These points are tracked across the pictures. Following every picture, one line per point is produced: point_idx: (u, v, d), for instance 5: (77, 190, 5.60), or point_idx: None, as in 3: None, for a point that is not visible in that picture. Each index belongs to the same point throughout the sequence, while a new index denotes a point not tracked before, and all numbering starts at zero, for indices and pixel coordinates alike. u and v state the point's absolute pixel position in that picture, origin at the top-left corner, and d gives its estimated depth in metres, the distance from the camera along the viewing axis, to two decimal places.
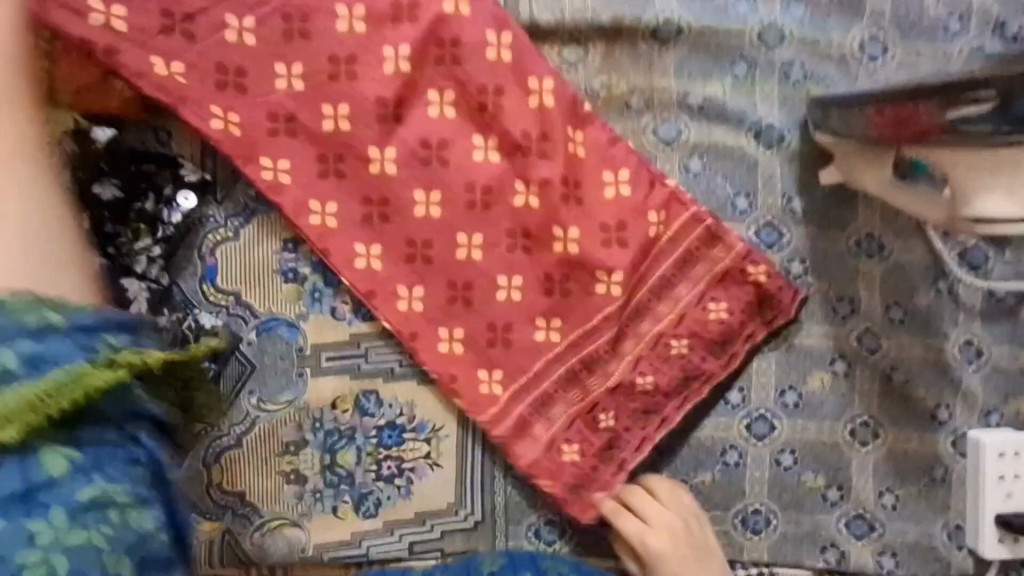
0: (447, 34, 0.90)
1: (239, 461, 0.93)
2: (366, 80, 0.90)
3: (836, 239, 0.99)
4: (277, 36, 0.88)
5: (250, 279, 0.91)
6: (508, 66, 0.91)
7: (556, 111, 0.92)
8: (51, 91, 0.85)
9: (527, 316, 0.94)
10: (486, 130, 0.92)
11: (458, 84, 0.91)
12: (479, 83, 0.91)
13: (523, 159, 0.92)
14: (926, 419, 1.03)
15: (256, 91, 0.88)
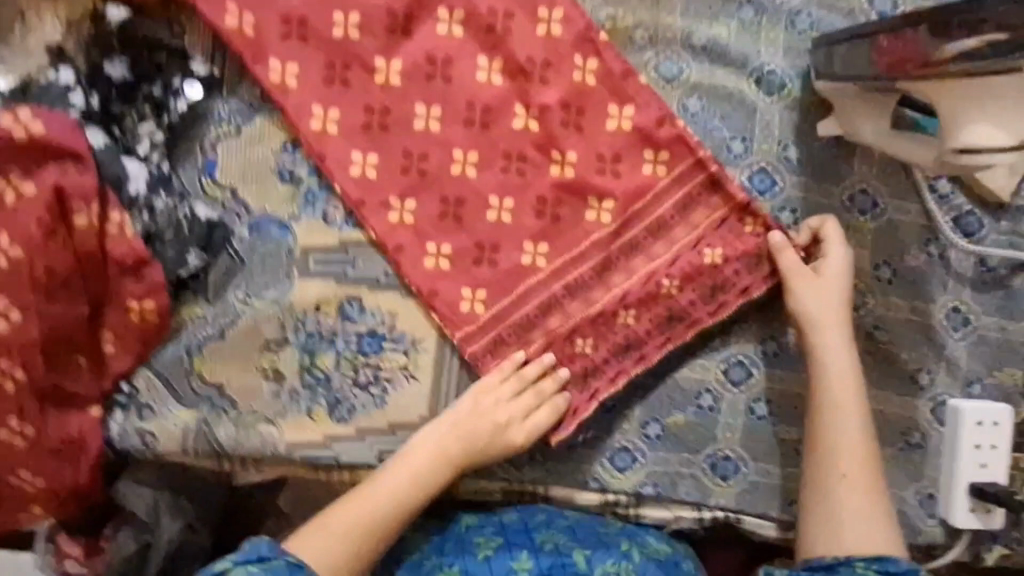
0: None
1: (220, 353, 0.94)
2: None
3: (830, 192, 0.99)
4: None
5: (247, 175, 0.94)
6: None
7: (570, 46, 0.95)
8: None
9: (518, 242, 0.96)
10: (505, 59, 0.95)
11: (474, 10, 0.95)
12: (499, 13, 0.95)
13: (540, 91, 0.96)
14: (909, 384, 1.02)
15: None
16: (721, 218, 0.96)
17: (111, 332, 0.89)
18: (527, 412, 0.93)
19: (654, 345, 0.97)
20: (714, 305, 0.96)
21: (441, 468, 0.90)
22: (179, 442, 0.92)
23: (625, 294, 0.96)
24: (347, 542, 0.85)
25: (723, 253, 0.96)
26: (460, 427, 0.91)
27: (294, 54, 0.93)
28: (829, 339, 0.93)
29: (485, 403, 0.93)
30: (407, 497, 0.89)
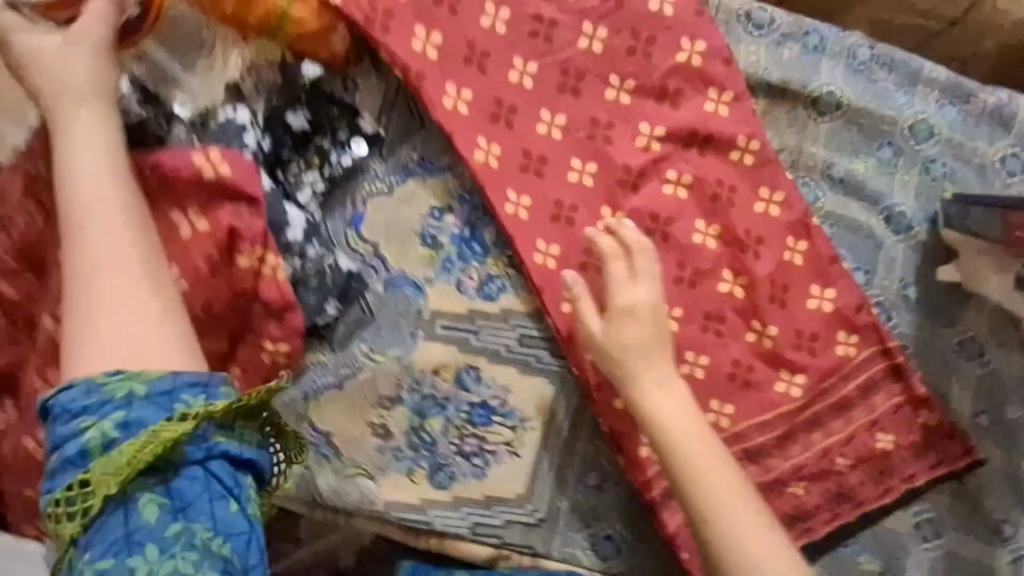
0: (637, 69, 0.99)
1: (335, 401, 0.95)
2: (549, 89, 0.98)
3: (941, 335, 1.02)
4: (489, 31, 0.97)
5: (391, 234, 0.96)
6: (683, 108, 0.99)
7: (717, 160, 0.99)
8: (275, 28, 0.90)
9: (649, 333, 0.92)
10: (657, 162, 0.98)
11: (637, 113, 0.99)
12: (659, 118, 0.99)
13: (686, 200, 0.98)
14: (992, 532, 1.00)
15: (456, 65, 0.95)
16: (897, 403, 1.01)
17: (239, 369, 0.88)
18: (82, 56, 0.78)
19: (820, 520, 0.99)
20: (882, 488, 1.00)
21: (102, 175, 0.74)
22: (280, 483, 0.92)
23: (800, 466, 0.99)
24: (149, 349, 0.68)
25: (862, 408, 1.00)
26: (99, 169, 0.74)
27: (460, 126, 0.94)
28: (659, 387, 0.88)
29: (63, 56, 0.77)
30: (110, 230, 0.72)
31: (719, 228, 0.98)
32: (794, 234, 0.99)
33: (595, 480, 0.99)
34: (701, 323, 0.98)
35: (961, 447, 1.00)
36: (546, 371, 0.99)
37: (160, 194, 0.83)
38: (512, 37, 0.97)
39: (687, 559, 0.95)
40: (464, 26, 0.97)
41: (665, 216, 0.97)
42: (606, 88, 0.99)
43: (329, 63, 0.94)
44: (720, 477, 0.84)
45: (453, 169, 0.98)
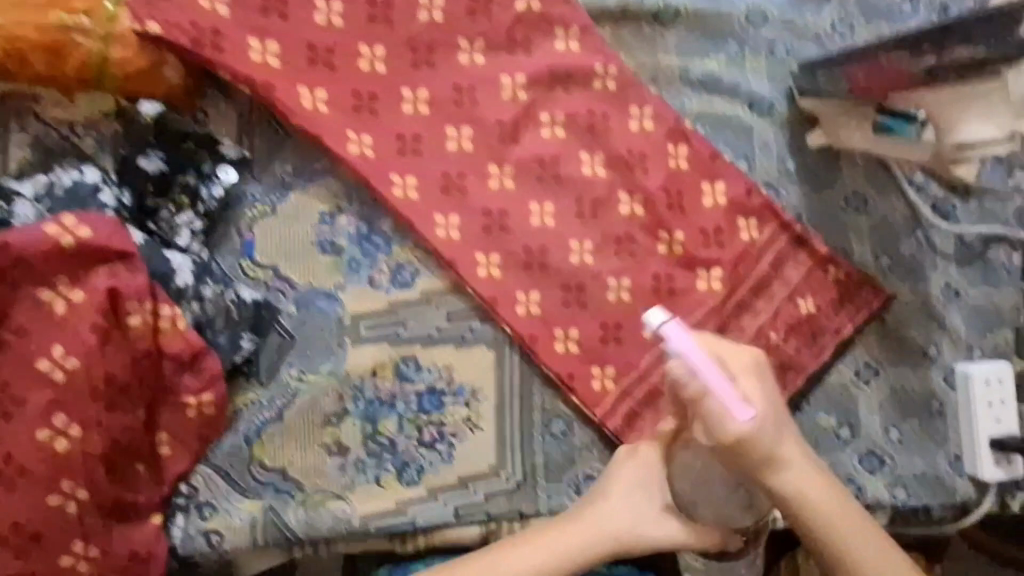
0: (484, 28, 1.00)
1: (280, 435, 0.92)
2: (406, 70, 0.98)
3: (830, 197, 1.09)
4: (328, 26, 0.95)
5: (288, 252, 0.94)
6: (537, 54, 1.02)
7: (584, 94, 1.02)
8: (98, 75, 0.86)
9: (588, 274, 1.00)
10: (529, 110, 1.01)
11: (495, 69, 1.00)
12: (518, 68, 1.01)
13: (569, 139, 1.01)
14: (920, 356, 1.11)
15: (305, 69, 0.94)
16: (809, 269, 1.07)
17: (166, 433, 0.86)
18: (632, 492, 0.88)
19: None
20: (817, 349, 1.07)
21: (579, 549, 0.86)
22: (249, 535, 0.89)
23: None
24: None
25: (782, 283, 1.06)
26: (535, 544, 0.86)
27: (331, 130, 0.93)
28: (779, 467, 0.80)
29: (643, 483, 0.89)
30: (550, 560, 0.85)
31: (606, 157, 1.02)
32: (673, 142, 1.03)
33: (560, 428, 1.00)
34: (613, 250, 1.01)
35: (873, 290, 1.08)
36: (483, 339, 0.98)
37: (15, 277, 0.77)
38: (352, 28, 0.96)
39: None
40: (300, 29, 0.94)
41: (556, 160, 1.00)
42: (458, 54, 1.00)
43: (168, 100, 0.90)
44: (847, 531, 0.81)
45: (331, 170, 0.95)
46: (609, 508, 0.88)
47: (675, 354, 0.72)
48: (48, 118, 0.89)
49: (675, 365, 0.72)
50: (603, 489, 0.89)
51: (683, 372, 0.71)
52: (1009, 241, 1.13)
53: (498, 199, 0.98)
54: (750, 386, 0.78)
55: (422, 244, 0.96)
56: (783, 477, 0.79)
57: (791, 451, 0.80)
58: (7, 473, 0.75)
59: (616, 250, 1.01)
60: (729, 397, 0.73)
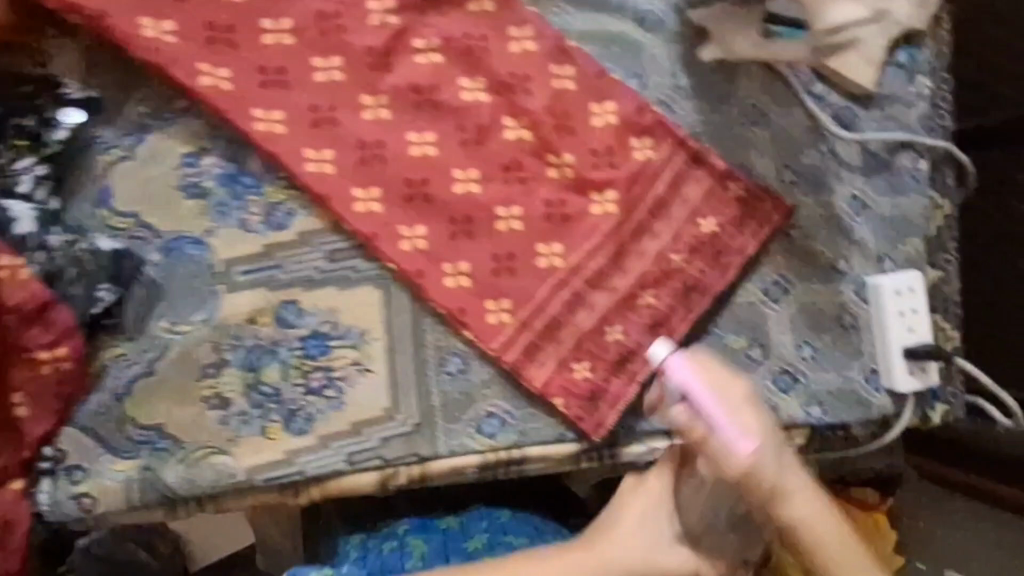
0: None
1: (153, 390, 0.87)
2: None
3: (725, 113, 1.06)
4: None
5: (149, 197, 0.88)
6: None
7: (460, 18, 0.98)
8: None
9: (474, 203, 0.96)
10: (402, 35, 0.96)
11: None
12: None
13: (447, 64, 0.96)
14: (829, 271, 1.09)
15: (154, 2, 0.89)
16: (708, 187, 1.03)
17: (23, 392, 0.82)
18: (643, 521, 0.86)
19: (679, 319, 1.02)
20: (722, 269, 1.03)
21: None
22: (123, 496, 0.85)
23: (641, 275, 1.01)
24: None
25: (681, 203, 1.02)
26: (559, 563, 0.82)
27: (182, 63, 0.88)
28: (793, 497, 0.73)
29: (650, 518, 0.86)
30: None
31: (487, 80, 0.97)
32: (557, 62, 0.99)
33: (457, 366, 0.97)
34: (501, 177, 0.97)
35: (773, 205, 1.05)
36: (368, 278, 0.94)
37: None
38: None
39: (564, 402, 0.98)
40: None
41: (433, 85, 0.95)
42: None
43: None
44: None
45: (190, 109, 0.90)
46: (616, 540, 0.85)
47: (677, 386, 0.78)
48: None
49: (676, 407, 0.78)
50: (618, 514, 0.87)
51: (686, 413, 0.76)
52: (913, 147, 1.10)
53: (372, 129, 0.93)
54: (755, 420, 0.74)
55: (295, 182, 0.91)
56: None
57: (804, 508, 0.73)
58: None
59: (504, 177, 0.97)
60: (727, 428, 0.74)
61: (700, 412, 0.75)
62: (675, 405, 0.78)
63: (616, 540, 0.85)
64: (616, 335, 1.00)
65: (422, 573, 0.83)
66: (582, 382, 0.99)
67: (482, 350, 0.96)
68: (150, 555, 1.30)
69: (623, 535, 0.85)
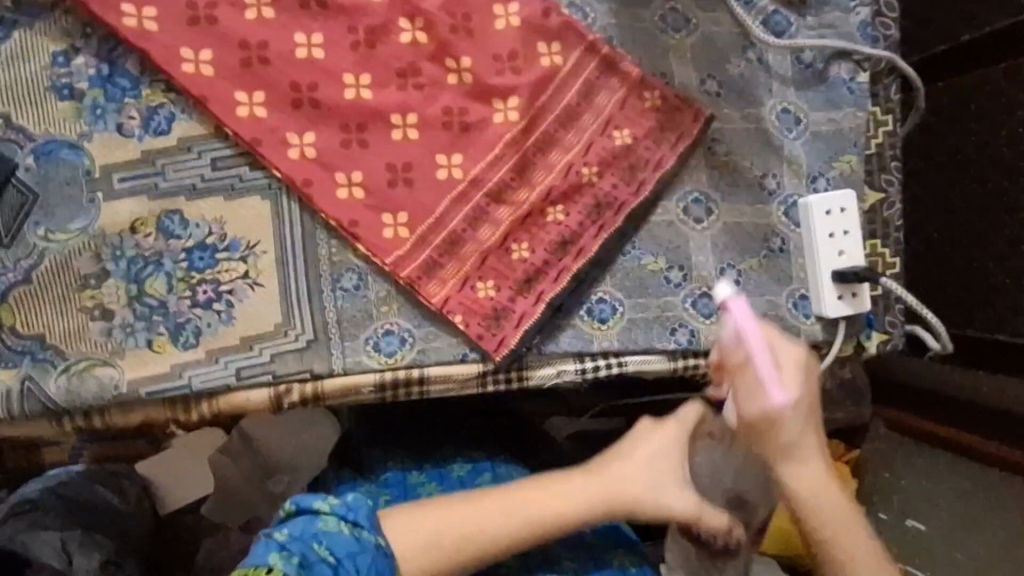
0: None
1: (31, 298, 0.86)
2: None
3: (640, 17, 1.00)
4: None
5: (20, 98, 0.86)
6: None
7: None
8: None
9: (367, 109, 0.92)
10: None
11: None
12: None
13: None
14: (758, 190, 1.03)
15: None
16: (622, 97, 0.98)
17: None
18: (654, 461, 0.88)
19: (590, 237, 0.97)
20: (637, 184, 0.98)
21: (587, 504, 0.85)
22: (3, 406, 0.84)
23: (549, 190, 0.96)
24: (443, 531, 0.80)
25: (592, 112, 0.98)
26: (551, 486, 0.85)
27: None
28: (794, 463, 0.84)
29: (664, 453, 0.89)
30: (562, 505, 0.84)
31: None
32: None
33: (353, 282, 0.93)
34: (397, 83, 0.93)
35: (693, 115, 1.00)
36: (254, 186, 0.90)
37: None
38: None
39: (464, 321, 0.93)
40: None
41: None
42: None
43: None
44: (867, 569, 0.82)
45: (57, 5, 0.87)
46: (622, 467, 0.88)
47: (733, 326, 0.82)
48: None
49: (724, 334, 0.82)
50: (630, 451, 0.89)
51: (731, 339, 0.82)
52: (850, 56, 1.04)
53: (256, 29, 0.90)
54: (794, 377, 0.82)
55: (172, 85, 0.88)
56: (795, 469, 0.84)
57: (807, 475, 0.84)
58: None
59: (398, 82, 0.93)
60: (767, 372, 0.82)
61: (744, 347, 0.81)
62: (722, 339, 0.83)
63: (621, 467, 0.88)
64: (521, 254, 0.96)
65: (414, 508, 0.82)
66: (486, 301, 0.94)
67: (377, 265, 0.93)
68: (118, 497, 1.42)
69: (627, 462, 0.88)
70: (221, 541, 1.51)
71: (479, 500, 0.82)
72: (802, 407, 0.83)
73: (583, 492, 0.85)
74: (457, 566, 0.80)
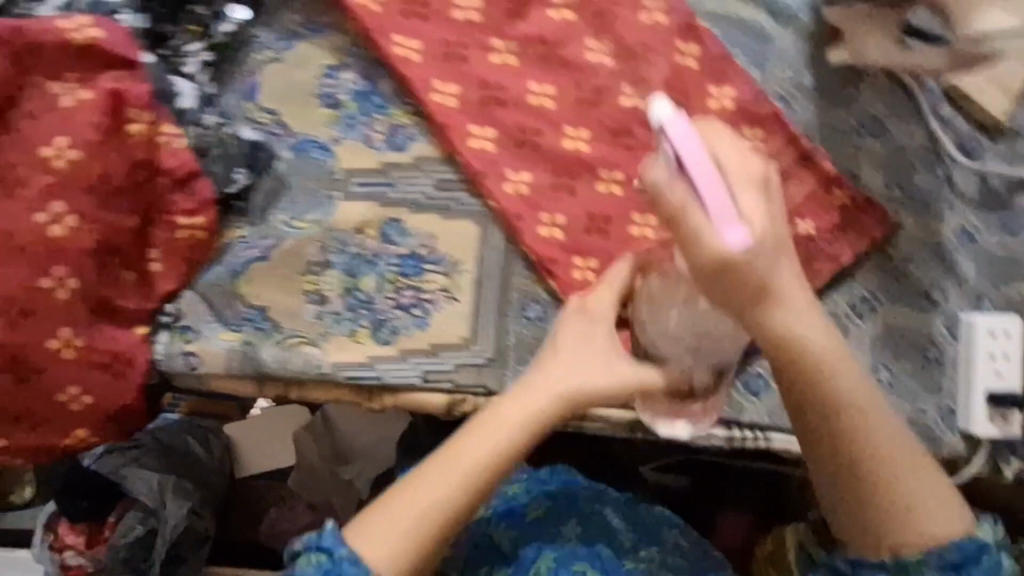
0: None
1: (264, 273, 0.95)
2: None
3: (841, 117, 1.05)
4: None
5: (290, 99, 0.97)
6: None
7: None
8: None
9: (581, 160, 0.99)
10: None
11: None
12: None
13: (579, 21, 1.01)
14: (922, 298, 1.06)
15: None
16: (812, 189, 1.03)
17: (159, 250, 0.90)
18: (580, 354, 0.89)
19: None
20: (811, 272, 1.02)
21: (501, 448, 0.85)
22: (224, 363, 0.92)
23: None
24: (418, 510, 0.82)
25: (784, 198, 1.03)
26: (477, 432, 0.85)
27: None
28: (781, 310, 0.75)
29: (585, 340, 0.90)
30: (484, 445, 0.85)
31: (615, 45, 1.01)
32: (684, 39, 1.02)
33: (536, 313, 1.00)
34: (610, 140, 1.00)
35: (878, 219, 1.04)
36: (468, 212, 0.99)
37: (28, 63, 0.82)
38: None
39: None
40: None
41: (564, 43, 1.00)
42: None
43: None
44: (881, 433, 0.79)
45: (336, 26, 0.99)
46: (550, 372, 0.88)
47: (672, 153, 0.67)
48: None
49: (651, 170, 0.69)
50: (554, 347, 0.90)
51: (661, 175, 0.68)
52: None
53: (499, 72, 0.98)
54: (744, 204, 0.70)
55: (418, 111, 0.99)
56: (772, 313, 0.74)
57: (793, 315, 0.75)
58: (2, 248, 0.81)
59: (612, 140, 1.00)
60: (720, 210, 0.67)
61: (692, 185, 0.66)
62: (653, 183, 0.69)
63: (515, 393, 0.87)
64: None
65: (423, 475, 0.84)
66: None
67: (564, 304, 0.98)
68: (204, 450, 1.33)
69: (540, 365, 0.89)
70: (286, 513, 1.43)
71: (441, 456, 0.85)
72: (781, 260, 0.73)
73: (496, 420, 0.86)
74: (436, 540, 0.82)
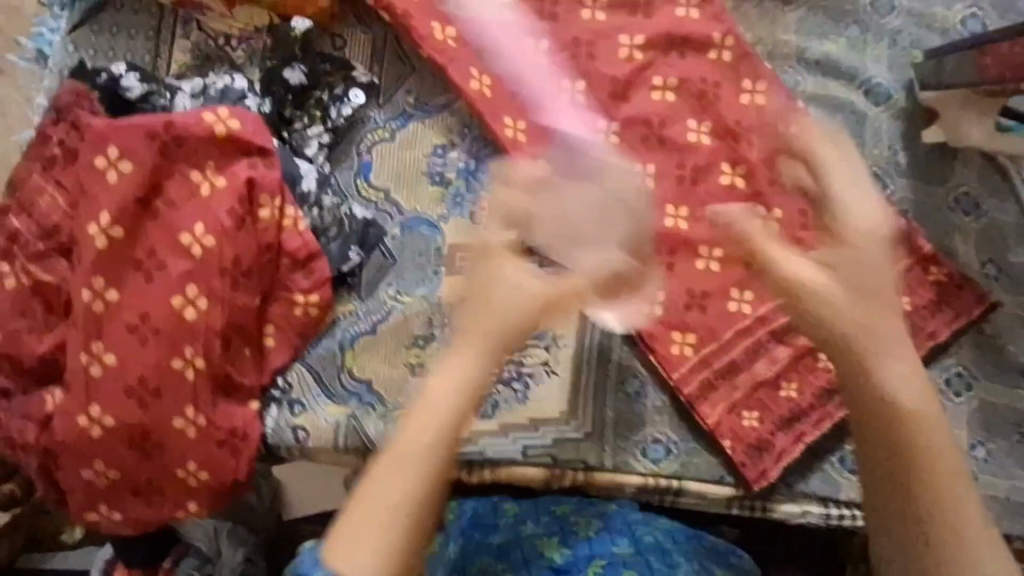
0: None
1: (370, 347, 0.94)
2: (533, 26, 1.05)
3: (935, 194, 1.07)
4: None
5: (401, 178, 1.00)
6: (659, 22, 1.06)
7: (699, 64, 1.06)
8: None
9: (682, 236, 1.03)
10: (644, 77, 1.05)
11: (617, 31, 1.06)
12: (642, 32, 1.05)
13: (681, 104, 1.05)
14: (1019, 375, 1.04)
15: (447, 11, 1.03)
16: (906, 264, 1.05)
17: (274, 326, 0.93)
18: (519, 290, 0.74)
19: None
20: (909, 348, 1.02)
21: (459, 405, 0.71)
22: (331, 438, 0.91)
23: None
24: (378, 506, 0.67)
25: None
26: (440, 389, 0.71)
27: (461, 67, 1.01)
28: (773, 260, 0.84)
29: (512, 280, 0.74)
30: (436, 419, 0.70)
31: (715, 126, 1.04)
32: (783, 119, 1.05)
33: (634, 388, 1.02)
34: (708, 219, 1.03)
35: (974, 297, 1.04)
36: None
37: (174, 152, 0.88)
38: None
39: (731, 445, 1.00)
40: None
41: (665, 125, 1.04)
42: (581, 9, 1.06)
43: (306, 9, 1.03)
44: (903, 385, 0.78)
45: (449, 107, 1.03)
46: (488, 317, 0.73)
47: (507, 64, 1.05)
48: (213, 49, 1.03)
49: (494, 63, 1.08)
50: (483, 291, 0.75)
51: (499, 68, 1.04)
52: None
53: (604, 153, 1.02)
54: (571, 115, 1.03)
55: None
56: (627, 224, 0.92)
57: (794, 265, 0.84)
58: (139, 329, 0.84)
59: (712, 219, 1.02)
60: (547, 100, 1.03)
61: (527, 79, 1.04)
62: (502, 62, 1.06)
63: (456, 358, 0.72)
64: (788, 392, 1.02)
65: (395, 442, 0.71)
66: (750, 430, 1.01)
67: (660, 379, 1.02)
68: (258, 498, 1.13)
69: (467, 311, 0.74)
70: None
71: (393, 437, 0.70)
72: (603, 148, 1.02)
73: (449, 382, 0.71)
74: (405, 534, 0.66)
